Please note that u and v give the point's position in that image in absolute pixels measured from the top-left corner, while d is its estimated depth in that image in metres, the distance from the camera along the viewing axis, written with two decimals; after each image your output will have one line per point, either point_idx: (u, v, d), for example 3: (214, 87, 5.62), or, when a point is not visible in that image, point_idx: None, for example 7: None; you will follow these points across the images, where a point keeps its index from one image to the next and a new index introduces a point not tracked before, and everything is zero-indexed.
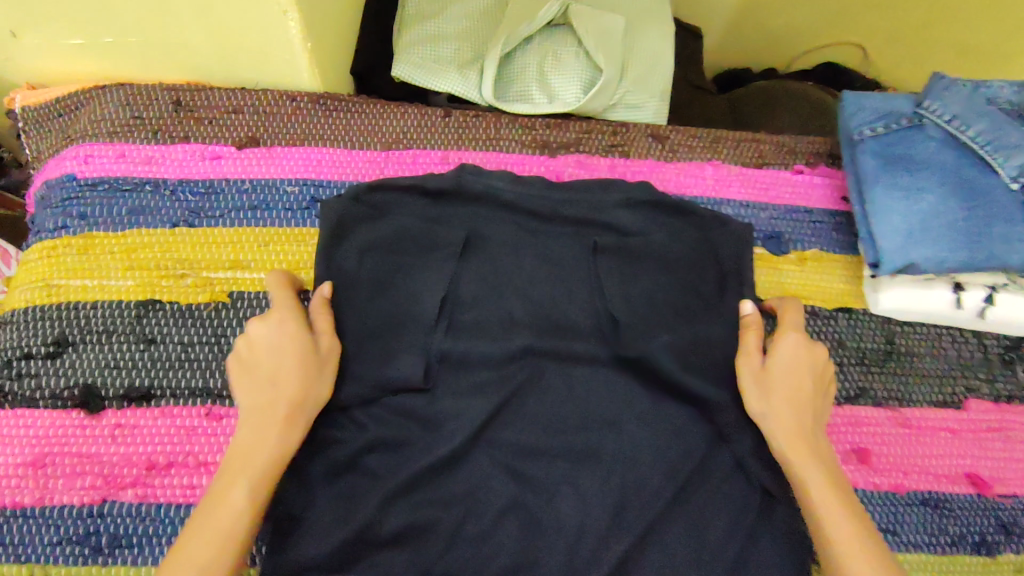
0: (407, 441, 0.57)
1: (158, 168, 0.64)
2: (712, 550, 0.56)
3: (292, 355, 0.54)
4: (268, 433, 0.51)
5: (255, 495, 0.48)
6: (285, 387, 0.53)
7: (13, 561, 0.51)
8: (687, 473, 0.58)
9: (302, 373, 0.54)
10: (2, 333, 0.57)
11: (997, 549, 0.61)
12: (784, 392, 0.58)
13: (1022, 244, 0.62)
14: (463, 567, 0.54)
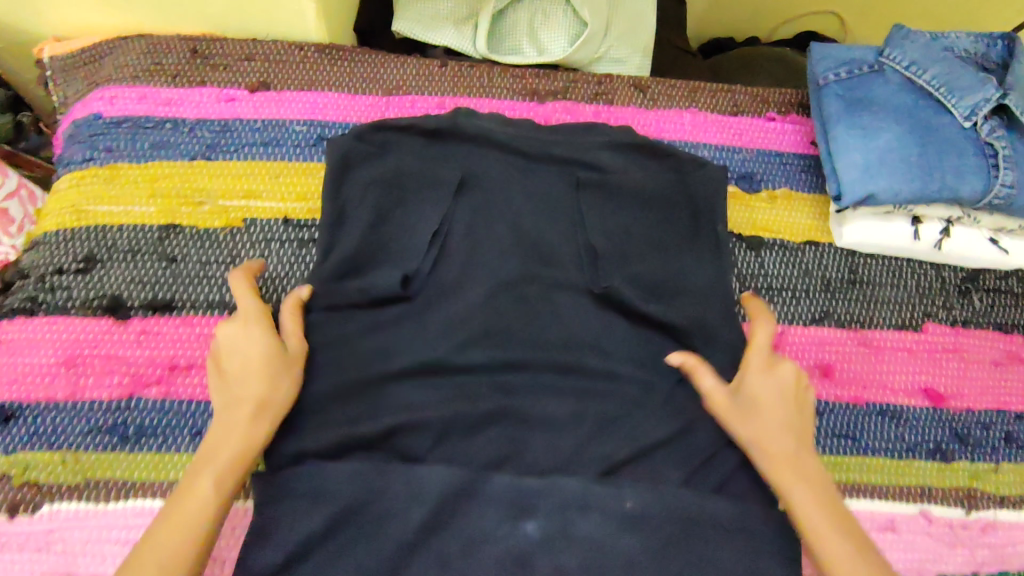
0: (404, 349, 0.63)
1: (177, 109, 0.69)
2: (680, 446, 0.62)
3: (257, 356, 0.57)
4: (234, 431, 0.53)
5: (223, 486, 0.51)
6: (251, 389, 0.55)
7: (47, 448, 0.56)
8: (655, 381, 0.64)
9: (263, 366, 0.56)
10: (38, 252, 0.63)
11: (952, 456, 0.66)
12: (763, 407, 0.60)
13: (972, 177, 0.67)
14: (455, 458, 0.59)
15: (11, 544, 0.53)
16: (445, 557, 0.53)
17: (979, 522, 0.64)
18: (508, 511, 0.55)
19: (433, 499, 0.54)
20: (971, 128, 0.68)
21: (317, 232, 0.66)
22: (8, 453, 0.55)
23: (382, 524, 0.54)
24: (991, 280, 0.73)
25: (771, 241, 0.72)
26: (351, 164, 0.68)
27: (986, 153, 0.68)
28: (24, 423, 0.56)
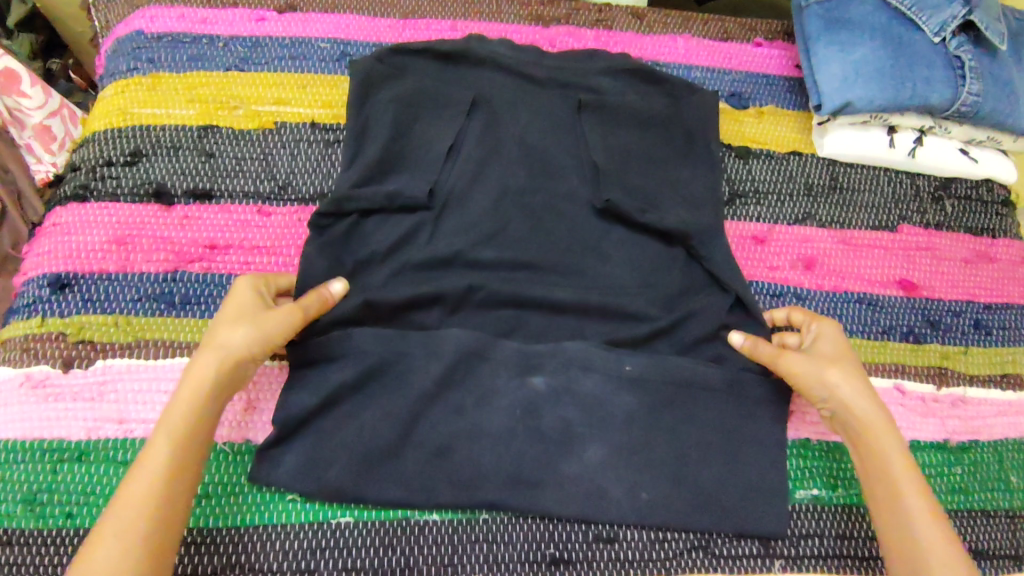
0: (417, 235, 0.66)
1: (213, 27, 0.75)
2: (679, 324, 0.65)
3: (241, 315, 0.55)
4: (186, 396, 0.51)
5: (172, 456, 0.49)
6: (222, 348, 0.53)
7: (101, 312, 0.62)
8: (659, 265, 0.68)
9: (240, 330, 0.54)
10: (87, 147, 0.69)
11: (923, 339, 0.72)
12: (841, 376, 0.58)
13: (940, 85, 0.73)
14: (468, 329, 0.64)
15: (67, 394, 0.59)
16: (461, 407, 0.60)
17: (950, 396, 0.70)
18: (518, 369, 0.61)
19: (451, 359, 0.60)
20: (941, 44, 0.74)
21: (342, 134, 0.72)
22: (65, 316, 0.62)
23: (405, 380, 0.59)
24: (962, 188, 0.79)
25: (758, 150, 0.78)
26: (373, 84, 0.71)
27: (954, 65, 0.74)
28: (79, 291, 0.62)
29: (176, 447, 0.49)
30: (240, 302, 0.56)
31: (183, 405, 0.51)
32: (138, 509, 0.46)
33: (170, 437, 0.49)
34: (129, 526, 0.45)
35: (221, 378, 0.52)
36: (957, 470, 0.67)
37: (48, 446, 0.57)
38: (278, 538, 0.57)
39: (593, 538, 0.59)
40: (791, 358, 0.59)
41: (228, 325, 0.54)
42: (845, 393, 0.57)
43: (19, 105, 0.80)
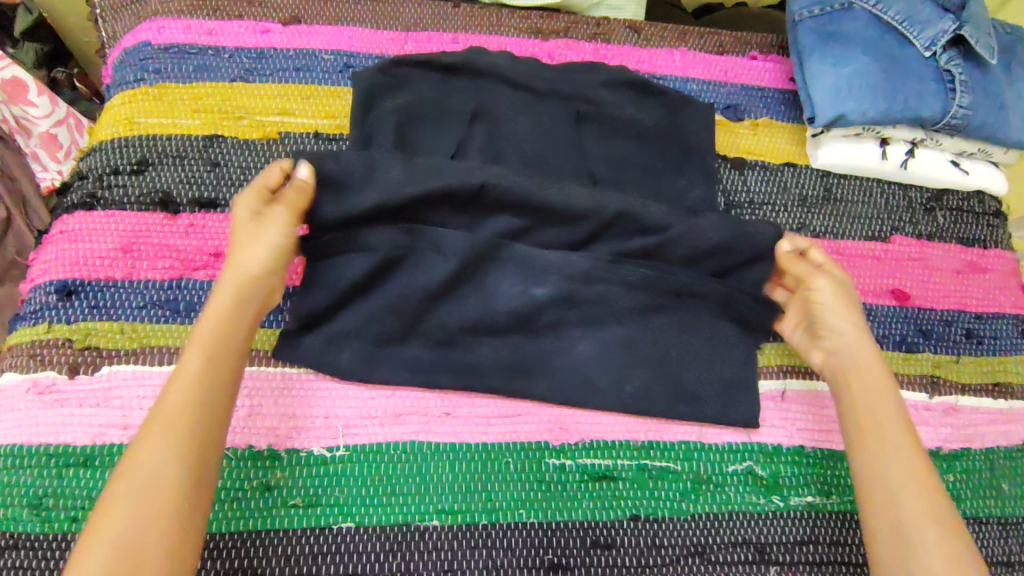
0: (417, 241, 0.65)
1: (218, 38, 0.77)
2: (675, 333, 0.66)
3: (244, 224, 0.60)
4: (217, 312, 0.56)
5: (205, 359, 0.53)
6: (241, 266, 0.58)
7: (107, 319, 0.63)
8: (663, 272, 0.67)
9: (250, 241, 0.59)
10: (94, 157, 0.70)
11: (916, 347, 0.73)
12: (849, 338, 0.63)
13: (931, 99, 0.75)
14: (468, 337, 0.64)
15: (73, 400, 0.60)
16: None
17: (942, 405, 0.71)
18: None
19: None
20: (931, 58, 0.76)
21: (345, 144, 0.73)
22: (71, 322, 0.63)
23: None
24: (954, 200, 0.81)
25: (753, 162, 0.79)
26: (376, 96, 0.72)
27: (944, 79, 0.75)
28: (86, 298, 0.63)
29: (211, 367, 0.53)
30: (240, 233, 0.60)
31: (201, 347, 0.53)
32: (172, 442, 0.48)
33: (202, 348, 0.53)
34: (160, 464, 0.47)
35: (233, 310, 0.56)
36: (949, 478, 0.68)
37: (53, 451, 0.58)
38: (281, 543, 0.57)
39: (590, 544, 0.60)
40: (822, 284, 0.64)
41: (238, 252, 0.59)
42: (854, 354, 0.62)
43: (25, 113, 0.81)
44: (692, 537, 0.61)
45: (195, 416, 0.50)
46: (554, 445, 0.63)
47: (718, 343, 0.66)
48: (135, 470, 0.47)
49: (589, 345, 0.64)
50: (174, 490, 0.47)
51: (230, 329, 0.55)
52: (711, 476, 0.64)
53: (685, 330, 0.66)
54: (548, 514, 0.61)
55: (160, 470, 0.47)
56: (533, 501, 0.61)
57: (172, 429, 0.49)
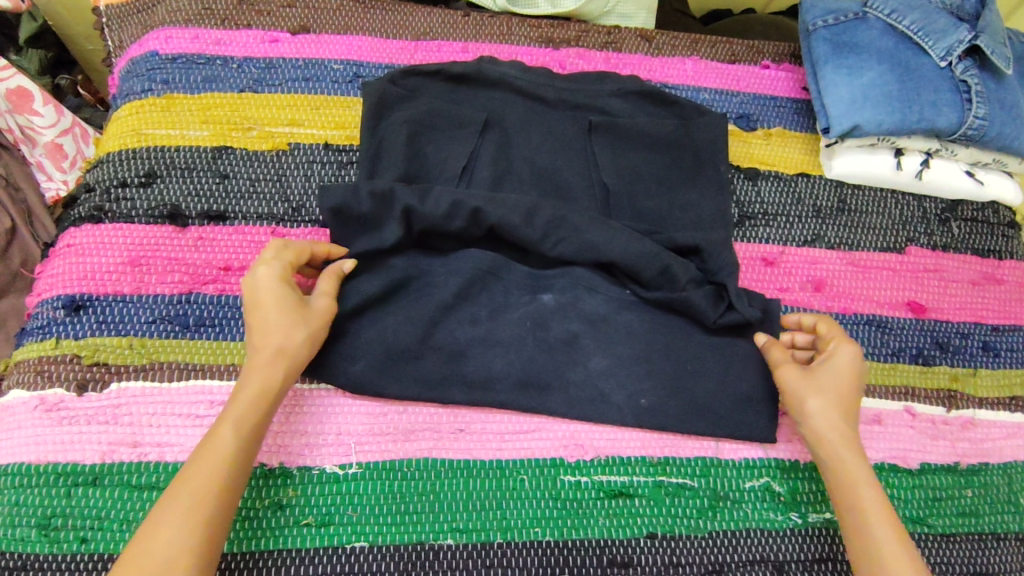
0: (428, 266, 0.65)
1: (227, 48, 0.76)
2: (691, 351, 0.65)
3: (280, 296, 0.57)
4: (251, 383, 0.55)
5: (240, 438, 0.52)
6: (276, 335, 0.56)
7: (115, 334, 0.62)
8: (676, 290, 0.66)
9: (289, 313, 0.57)
10: (101, 168, 0.69)
11: (932, 360, 0.73)
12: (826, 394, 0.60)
13: (947, 109, 0.74)
14: (481, 352, 0.63)
15: (81, 417, 0.59)
16: None
17: (959, 419, 0.70)
18: None
19: None
20: (947, 68, 0.75)
21: (356, 155, 0.72)
22: (79, 338, 0.62)
23: None
24: (968, 210, 0.80)
25: (767, 172, 0.79)
26: (387, 106, 0.72)
27: (961, 89, 0.75)
28: (94, 313, 0.63)
29: (242, 440, 0.52)
30: (271, 304, 0.57)
31: (233, 432, 0.52)
32: (194, 525, 0.48)
33: (236, 424, 0.53)
34: (178, 547, 0.47)
35: (265, 393, 0.55)
36: (967, 493, 0.67)
37: (62, 470, 0.57)
38: (293, 563, 0.56)
39: (607, 563, 0.59)
40: (843, 350, 0.62)
41: (279, 328, 0.56)
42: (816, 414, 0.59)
43: (30, 122, 0.80)
44: (710, 555, 0.60)
45: (219, 498, 0.50)
46: (569, 462, 0.62)
47: (734, 357, 0.66)
48: (152, 558, 0.46)
49: (604, 359, 0.64)
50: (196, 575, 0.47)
51: (259, 415, 0.54)
52: (728, 493, 0.63)
53: (702, 344, 0.65)
54: (564, 533, 0.60)
55: (172, 550, 0.46)
56: (548, 519, 0.60)
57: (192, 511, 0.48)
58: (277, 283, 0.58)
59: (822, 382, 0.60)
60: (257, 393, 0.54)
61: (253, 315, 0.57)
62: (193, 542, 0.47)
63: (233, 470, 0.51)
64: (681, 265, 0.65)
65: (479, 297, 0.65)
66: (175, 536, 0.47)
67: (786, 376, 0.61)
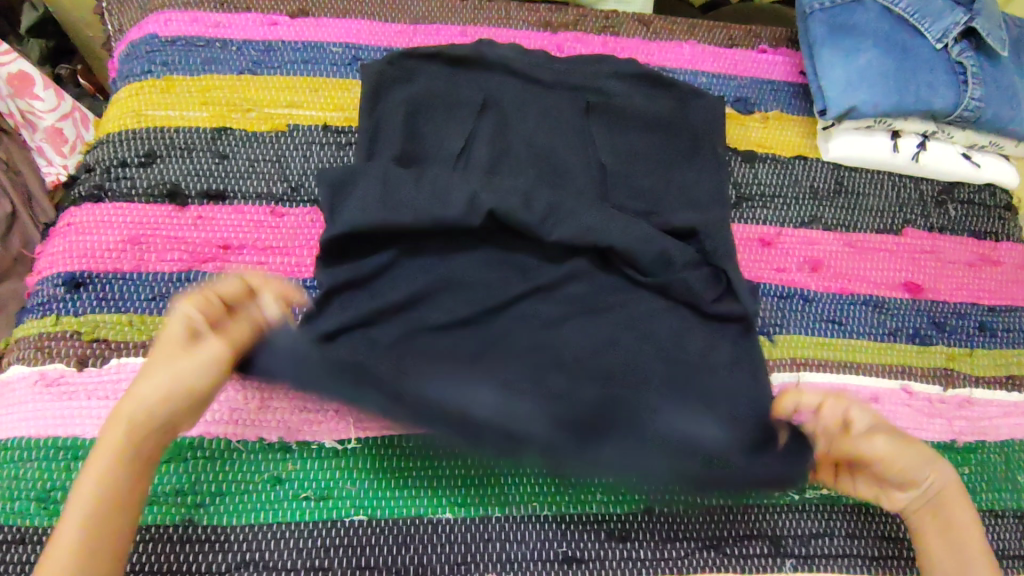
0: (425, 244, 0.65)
1: (226, 31, 0.76)
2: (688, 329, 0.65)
3: (166, 352, 0.51)
4: (104, 464, 0.47)
5: (85, 530, 0.45)
6: (146, 402, 0.49)
7: (116, 311, 0.63)
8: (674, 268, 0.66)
9: (168, 374, 0.50)
10: (101, 148, 0.70)
11: (929, 340, 0.73)
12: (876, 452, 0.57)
13: (943, 91, 0.74)
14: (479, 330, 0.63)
15: (81, 392, 0.59)
16: None
17: (956, 397, 0.71)
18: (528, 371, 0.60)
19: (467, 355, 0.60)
20: (943, 50, 0.75)
21: (355, 137, 0.73)
22: (79, 314, 0.62)
23: None
24: (965, 193, 0.80)
25: (764, 154, 0.79)
26: (385, 87, 0.72)
27: (956, 71, 0.75)
28: (94, 290, 0.63)
29: (85, 532, 0.45)
30: (167, 338, 0.51)
31: (75, 521, 0.45)
32: None
33: (82, 513, 0.46)
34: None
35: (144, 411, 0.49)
36: (964, 471, 0.67)
37: (62, 444, 0.57)
38: (293, 536, 0.57)
39: (606, 537, 0.59)
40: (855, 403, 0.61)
41: (153, 382, 0.50)
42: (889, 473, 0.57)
43: (31, 108, 0.80)
44: (708, 530, 0.61)
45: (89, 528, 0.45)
46: None
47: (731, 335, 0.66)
48: None
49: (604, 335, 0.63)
50: None
51: (136, 437, 0.49)
52: None
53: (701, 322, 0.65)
54: (562, 507, 0.60)
55: None
56: (547, 495, 0.60)
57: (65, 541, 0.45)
58: (183, 317, 0.52)
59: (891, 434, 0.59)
60: (116, 474, 0.47)
61: (140, 373, 0.51)
62: None
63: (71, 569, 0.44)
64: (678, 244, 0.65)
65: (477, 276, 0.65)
66: None
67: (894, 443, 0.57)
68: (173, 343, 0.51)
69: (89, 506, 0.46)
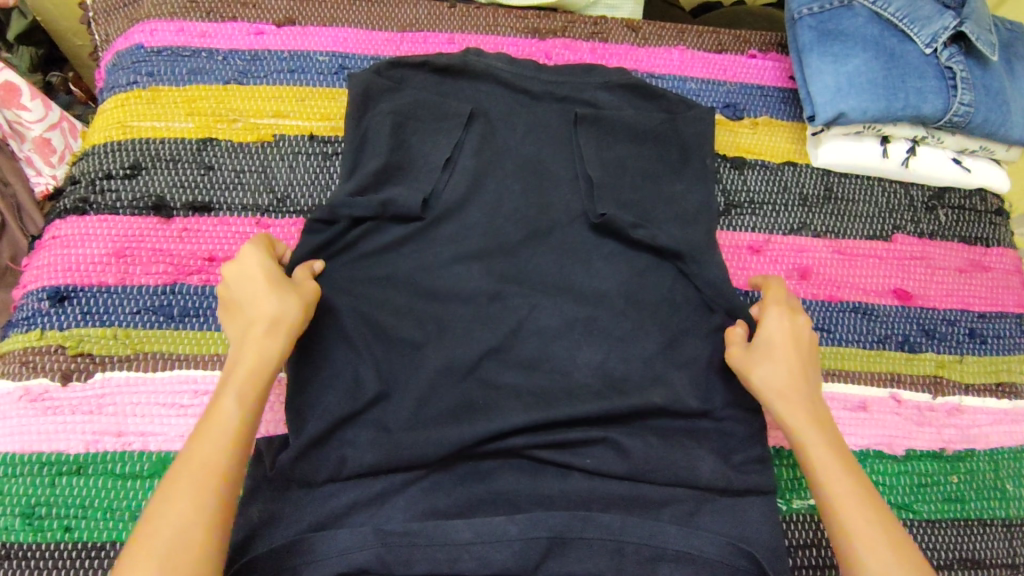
0: (409, 259, 0.65)
1: (212, 41, 0.76)
2: (678, 347, 0.64)
3: (265, 276, 0.56)
4: (244, 359, 0.53)
5: (244, 409, 0.51)
6: (258, 301, 0.55)
7: (100, 325, 0.63)
8: (658, 287, 0.66)
9: (267, 287, 0.56)
10: (87, 161, 0.70)
11: (918, 347, 0.73)
12: (778, 362, 0.59)
13: (932, 96, 0.73)
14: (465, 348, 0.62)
15: (66, 407, 0.60)
16: (454, 421, 0.60)
17: (945, 405, 0.71)
18: (511, 394, 0.61)
19: (453, 372, 0.61)
20: (932, 56, 0.75)
21: (340, 146, 0.72)
22: (63, 329, 0.62)
23: (412, 396, 0.60)
24: (955, 198, 0.80)
25: (753, 161, 0.78)
26: (371, 97, 0.71)
27: (945, 76, 0.74)
28: (78, 304, 0.63)
29: (241, 416, 0.50)
30: (264, 270, 0.57)
31: (234, 403, 0.51)
32: (202, 488, 0.47)
33: (238, 394, 0.51)
34: (227, 433, 0.49)
35: (243, 386, 0.51)
36: (953, 479, 0.68)
37: (47, 459, 0.58)
38: None
39: None
40: (773, 316, 0.62)
41: (252, 288, 0.56)
42: (772, 388, 0.58)
43: (19, 118, 0.78)
44: None
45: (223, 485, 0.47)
46: None
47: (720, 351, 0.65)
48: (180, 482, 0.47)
49: (590, 353, 0.63)
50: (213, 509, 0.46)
51: (275, 344, 0.54)
52: None
53: (686, 334, 0.65)
54: None
55: (192, 494, 0.46)
56: None
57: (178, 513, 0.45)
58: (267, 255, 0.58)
59: (771, 351, 0.60)
60: (250, 371, 0.52)
61: (237, 292, 0.56)
62: (214, 488, 0.47)
63: (240, 437, 0.50)
64: (654, 279, 0.67)
65: (463, 292, 0.64)
66: (194, 488, 0.46)
67: (732, 356, 0.61)
68: (273, 271, 0.57)
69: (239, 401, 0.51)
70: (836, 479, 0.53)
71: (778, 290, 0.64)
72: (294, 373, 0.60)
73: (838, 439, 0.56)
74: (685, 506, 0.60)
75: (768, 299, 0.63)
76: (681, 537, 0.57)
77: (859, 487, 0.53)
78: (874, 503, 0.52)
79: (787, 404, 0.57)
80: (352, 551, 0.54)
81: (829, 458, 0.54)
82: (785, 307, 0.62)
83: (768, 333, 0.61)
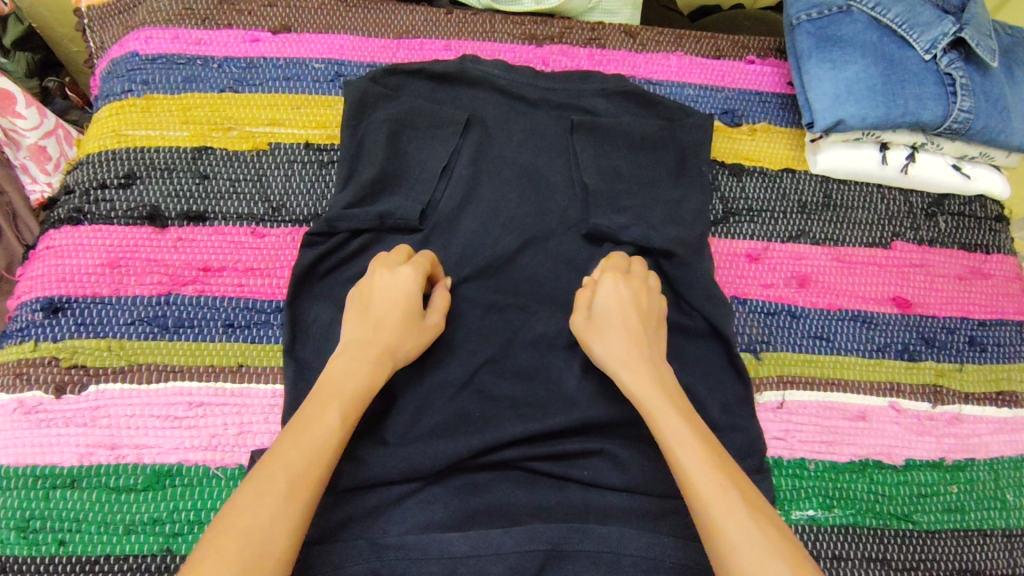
0: None
1: (207, 48, 0.75)
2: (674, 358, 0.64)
3: (403, 297, 0.57)
4: (355, 372, 0.53)
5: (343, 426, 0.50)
6: (381, 321, 0.56)
7: (94, 336, 0.62)
8: None
9: (396, 310, 0.57)
10: (82, 170, 0.69)
11: (917, 355, 0.72)
12: (616, 329, 0.58)
13: (932, 103, 0.73)
14: (460, 359, 0.62)
15: (59, 420, 0.59)
16: (450, 433, 0.59)
17: (945, 415, 0.70)
18: (507, 405, 0.61)
19: (449, 384, 0.61)
20: (932, 62, 0.74)
21: (336, 154, 0.72)
22: (57, 340, 0.62)
23: (408, 408, 0.60)
24: (955, 204, 0.79)
25: (751, 168, 0.78)
26: (367, 105, 0.70)
27: (945, 83, 0.74)
28: (72, 315, 0.63)
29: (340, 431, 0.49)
30: (398, 289, 0.57)
31: (337, 420, 0.50)
32: (293, 495, 0.45)
33: (341, 407, 0.50)
34: (326, 444, 0.48)
35: (347, 399, 0.51)
36: (953, 489, 0.67)
37: (41, 473, 0.58)
38: None
39: None
40: (608, 282, 0.60)
41: (382, 304, 0.57)
42: (611, 358, 0.57)
43: (13, 125, 0.77)
44: None
45: (319, 479, 0.47)
46: None
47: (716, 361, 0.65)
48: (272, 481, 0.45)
49: (587, 364, 0.63)
50: (297, 519, 0.44)
51: (382, 371, 0.54)
52: None
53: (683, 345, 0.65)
54: None
55: (283, 497, 0.44)
56: None
57: (270, 493, 0.44)
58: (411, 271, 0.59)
59: (604, 318, 0.58)
60: (361, 384, 0.53)
61: (362, 305, 0.57)
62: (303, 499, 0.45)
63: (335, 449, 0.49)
64: None
65: (459, 303, 0.64)
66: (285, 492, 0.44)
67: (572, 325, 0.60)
68: (413, 291, 0.58)
69: (343, 414, 0.50)
70: (686, 444, 0.49)
71: (615, 259, 0.63)
72: (288, 384, 0.60)
73: (687, 410, 0.53)
74: (682, 518, 0.59)
75: (603, 270, 0.62)
76: (678, 550, 0.56)
77: (711, 453, 0.49)
78: (728, 470, 0.48)
79: (633, 373, 0.55)
80: (347, 564, 0.54)
81: (680, 427, 0.51)
82: (620, 275, 0.60)
83: (601, 301, 0.59)
